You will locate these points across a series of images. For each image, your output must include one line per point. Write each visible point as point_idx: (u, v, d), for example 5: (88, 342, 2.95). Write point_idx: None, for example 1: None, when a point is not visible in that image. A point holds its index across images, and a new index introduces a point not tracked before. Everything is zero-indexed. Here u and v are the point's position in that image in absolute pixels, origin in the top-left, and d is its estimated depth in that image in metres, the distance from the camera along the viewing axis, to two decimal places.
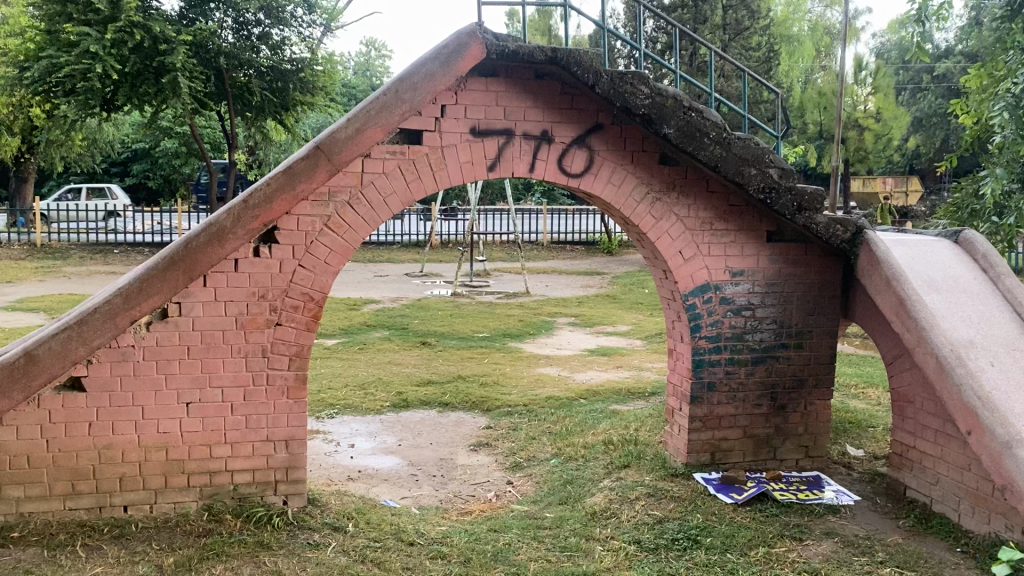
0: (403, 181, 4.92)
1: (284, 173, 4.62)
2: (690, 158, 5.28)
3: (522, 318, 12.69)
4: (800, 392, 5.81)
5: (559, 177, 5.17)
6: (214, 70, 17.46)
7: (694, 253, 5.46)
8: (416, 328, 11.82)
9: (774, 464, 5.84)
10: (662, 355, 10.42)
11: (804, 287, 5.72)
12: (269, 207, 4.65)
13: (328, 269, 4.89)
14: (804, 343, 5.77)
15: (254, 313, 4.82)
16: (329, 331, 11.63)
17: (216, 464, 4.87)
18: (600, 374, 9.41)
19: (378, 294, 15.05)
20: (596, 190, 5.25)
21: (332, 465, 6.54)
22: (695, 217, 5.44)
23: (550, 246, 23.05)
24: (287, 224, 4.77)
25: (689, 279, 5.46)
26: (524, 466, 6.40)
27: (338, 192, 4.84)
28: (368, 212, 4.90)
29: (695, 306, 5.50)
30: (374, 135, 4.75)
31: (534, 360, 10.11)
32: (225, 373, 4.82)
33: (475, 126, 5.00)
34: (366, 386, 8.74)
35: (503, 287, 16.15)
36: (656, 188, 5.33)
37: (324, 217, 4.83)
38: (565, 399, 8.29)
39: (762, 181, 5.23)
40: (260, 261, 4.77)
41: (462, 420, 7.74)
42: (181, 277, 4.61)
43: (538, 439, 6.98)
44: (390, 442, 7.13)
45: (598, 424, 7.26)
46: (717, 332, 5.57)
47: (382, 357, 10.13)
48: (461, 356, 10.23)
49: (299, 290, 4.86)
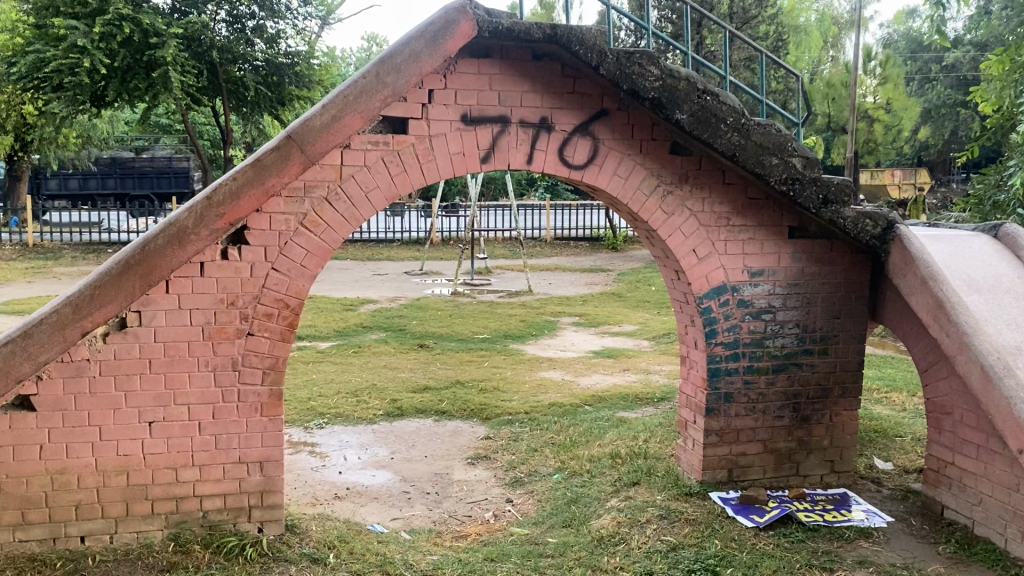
0: (387, 175, 4.44)
1: (252, 165, 4.14)
2: (704, 147, 4.79)
3: (524, 318, 12.21)
4: (824, 402, 5.34)
5: (559, 169, 4.68)
6: (207, 64, 16.94)
7: (708, 251, 4.97)
8: (413, 330, 11.34)
9: (797, 481, 5.36)
10: (671, 357, 9.92)
11: (829, 288, 5.23)
12: (236, 204, 4.18)
13: (304, 272, 4.42)
14: (828, 348, 5.29)
15: (222, 322, 4.35)
16: (323, 333, 11.16)
17: (182, 489, 4.40)
18: (607, 379, 8.92)
19: (376, 293, 14.58)
20: (601, 184, 4.76)
21: (318, 482, 6.07)
22: (711, 212, 4.96)
23: (553, 242, 22.57)
24: (257, 223, 4.30)
25: (704, 280, 4.97)
26: (525, 482, 5.92)
27: (314, 187, 4.35)
28: (348, 210, 4.42)
29: (711, 310, 5.01)
30: (353, 123, 4.27)
31: (536, 363, 9.63)
32: (192, 389, 4.35)
33: (466, 112, 4.52)
34: (359, 393, 8.27)
35: (505, 286, 15.68)
36: (667, 180, 4.84)
37: (298, 215, 4.35)
38: (569, 406, 7.81)
39: (784, 172, 4.75)
40: (228, 264, 4.30)
41: (460, 430, 7.27)
42: (138, 283, 4.14)
43: (540, 451, 6.51)
44: (382, 454, 6.66)
45: (604, 434, 6.78)
46: (734, 338, 5.09)
47: (377, 361, 9.67)
48: (460, 360, 9.75)
49: (272, 296, 4.39)
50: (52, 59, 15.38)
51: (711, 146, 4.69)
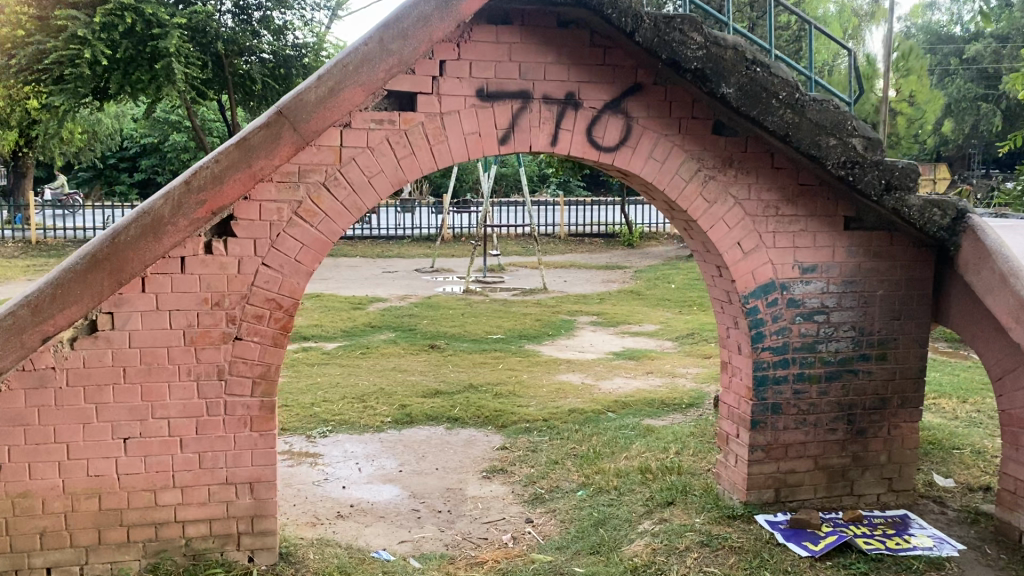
0: (392, 158, 3.90)
1: (237, 145, 3.61)
2: (752, 127, 4.24)
3: (539, 317, 11.67)
4: (882, 413, 4.77)
5: (588, 152, 4.13)
6: (213, 56, 16.41)
7: (754, 245, 4.42)
8: (424, 330, 10.81)
9: (851, 501, 4.79)
10: (697, 359, 9.34)
11: (888, 286, 4.66)
12: (220, 191, 3.66)
13: (299, 269, 3.89)
14: (887, 354, 4.73)
15: (205, 326, 3.82)
16: (329, 333, 10.65)
17: (162, 514, 3.88)
18: (630, 382, 8.37)
19: (385, 291, 14.07)
20: (636, 168, 4.20)
21: (318, 499, 5.54)
22: (758, 201, 4.41)
23: (567, 239, 22.03)
24: (244, 212, 3.78)
25: (750, 277, 4.43)
26: (546, 500, 5.38)
27: (310, 171, 3.83)
28: (348, 197, 3.88)
29: (758, 311, 4.47)
30: (353, 97, 3.74)
31: (553, 366, 9.08)
32: (172, 402, 3.83)
33: (483, 87, 3.97)
34: (366, 398, 7.74)
35: (518, 283, 15.15)
36: (709, 164, 4.29)
37: (292, 203, 3.82)
38: (590, 413, 7.26)
39: (843, 154, 4.19)
40: (212, 259, 3.78)
41: (474, 439, 6.73)
42: (107, 280, 3.62)
43: (561, 464, 5.97)
44: (390, 467, 6.13)
45: (631, 445, 6.23)
46: (783, 342, 4.55)
47: (385, 363, 9.15)
48: (473, 361, 9.20)
49: (262, 294, 3.86)
50: (53, 50, 14.92)
51: (761, 126, 4.13)
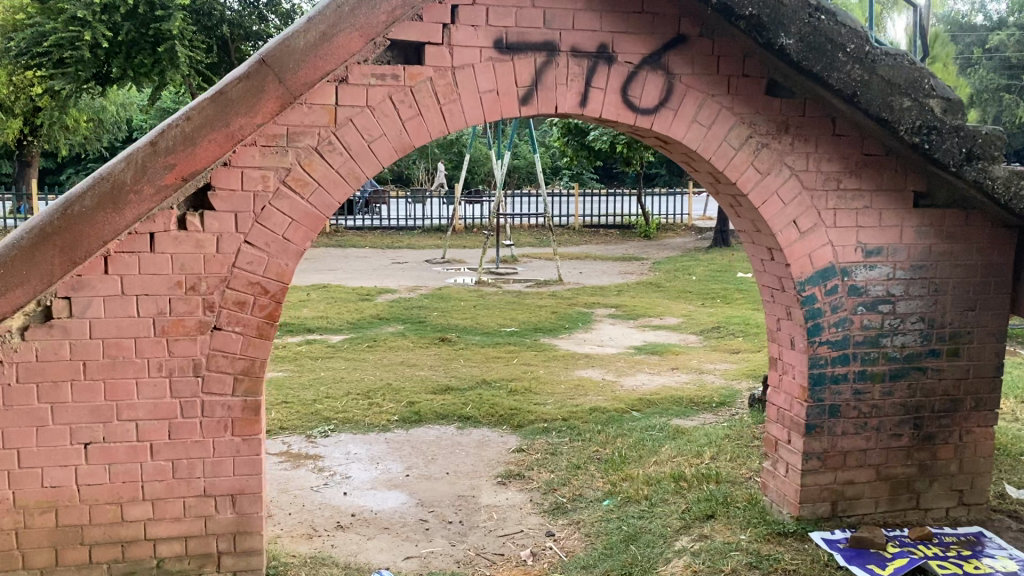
0: (396, 118, 3.35)
1: (213, 100, 3.10)
2: (812, 86, 3.67)
3: (555, 309, 11.12)
4: (953, 417, 4.19)
5: (623, 114, 3.57)
6: (218, 40, 15.84)
7: (812, 224, 3.86)
8: (434, 322, 10.27)
9: (917, 516, 4.22)
10: (725, 354, 8.75)
11: (962, 272, 4.08)
12: (193, 154, 3.14)
13: (288, 249, 3.35)
14: (960, 349, 4.15)
15: (178, 313, 3.29)
16: (335, 325, 10.13)
17: (130, 530, 3.36)
18: (654, 379, 7.81)
19: (395, 283, 13.53)
20: (679, 134, 3.64)
21: (316, 507, 5.01)
22: (816, 173, 3.84)
23: (582, 231, 21.46)
24: (223, 180, 3.24)
25: (807, 261, 3.87)
26: (569, 510, 4.82)
27: (300, 134, 3.28)
28: (344, 164, 3.33)
29: (815, 300, 3.91)
30: (349, 45, 3.22)
31: (571, 360, 8.52)
32: (140, 402, 3.30)
33: (502, 37, 3.41)
34: (371, 394, 7.22)
35: (532, 275, 14.58)
36: (760, 129, 3.73)
37: (278, 170, 3.29)
38: (614, 412, 6.70)
39: (918, 117, 3.61)
40: (184, 234, 3.24)
41: (487, 440, 6.19)
42: (62, 258, 3.10)
43: (584, 469, 5.41)
44: (396, 471, 5.59)
45: (660, 449, 5.68)
46: (843, 335, 3.98)
47: (393, 357, 8.60)
48: (486, 356, 8.65)
49: (245, 278, 3.32)
50: (52, 32, 14.40)
51: (824, 85, 3.56)
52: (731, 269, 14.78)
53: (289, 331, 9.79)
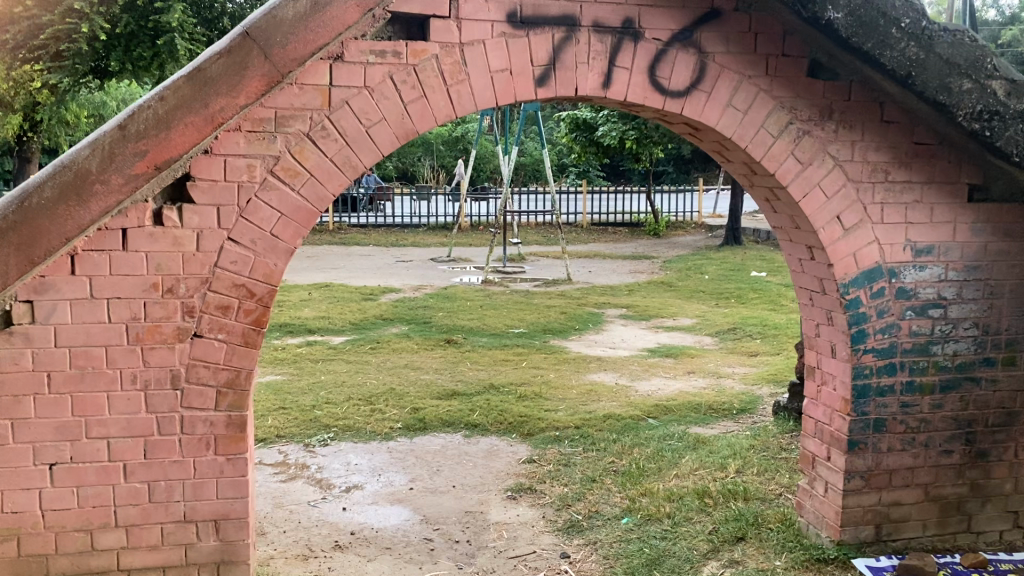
0: (397, 101, 3.00)
1: (190, 78, 2.76)
2: (860, 66, 3.31)
3: (564, 309, 10.76)
4: (1008, 432, 3.82)
5: (650, 96, 3.21)
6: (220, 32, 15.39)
7: (857, 220, 3.49)
8: (440, 323, 9.91)
9: (968, 540, 3.85)
10: (743, 357, 8.39)
11: (1019, 273, 3.72)
12: (168, 140, 2.81)
13: (277, 247, 2.99)
14: (1016, 357, 3.78)
15: (153, 319, 2.94)
16: (337, 326, 9.78)
17: (101, 560, 3.02)
18: (669, 384, 7.44)
19: (399, 282, 13.18)
20: (711, 118, 3.28)
21: (313, 524, 4.67)
22: (862, 164, 3.47)
23: (589, 229, 21.09)
24: (204, 169, 2.90)
25: (851, 261, 3.51)
26: (585, 529, 4.47)
27: (289, 118, 2.93)
28: (340, 153, 2.98)
29: (860, 303, 3.55)
30: (345, 16, 2.88)
31: (582, 364, 8.15)
32: (112, 417, 2.96)
33: (516, 10, 3.06)
34: (374, 399, 6.87)
35: (540, 273, 14.22)
36: (801, 114, 3.37)
37: (266, 159, 2.94)
38: (628, 419, 6.34)
39: (978, 101, 3.25)
40: (161, 230, 2.90)
41: (496, 449, 5.84)
42: (19, 257, 2.75)
43: (599, 483, 5.05)
44: (399, 484, 5.24)
45: (681, 460, 5.32)
46: (890, 342, 3.62)
47: (397, 360, 8.26)
48: (494, 359, 8.30)
49: (229, 279, 2.97)
50: (49, 24, 14.04)
51: (873, 64, 3.20)
52: (743, 268, 14.40)
53: (289, 332, 9.45)
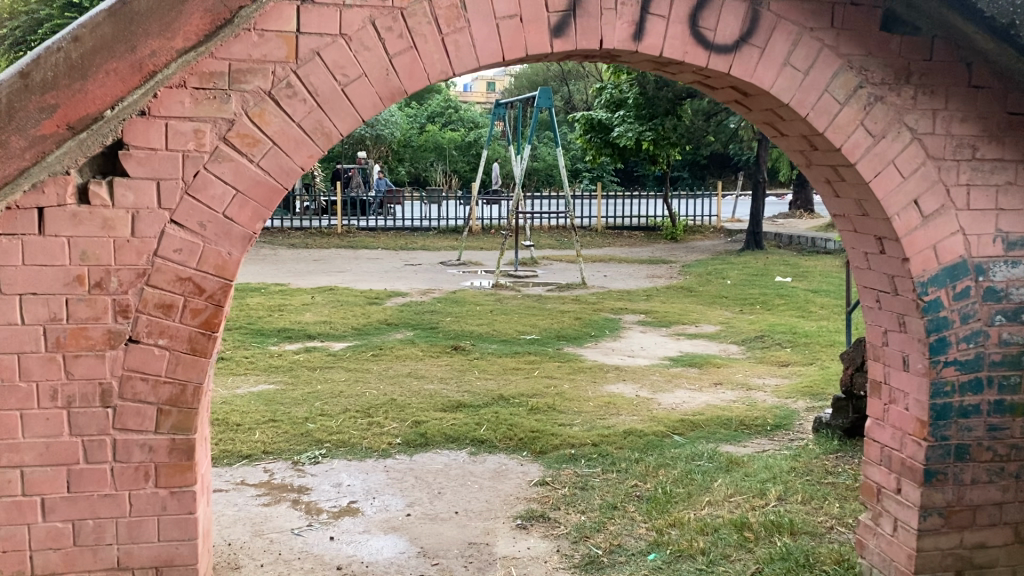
0: (380, 53, 2.43)
1: (112, 15, 2.25)
2: (947, 16, 2.72)
3: (579, 315, 10.16)
4: None
5: (686, 51, 2.64)
6: None
7: (939, 205, 2.89)
8: (447, 328, 9.35)
9: None
10: (773, 367, 7.77)
11: None
12: (89, 94, 2.27)
13: (231, 232, 2.43)
14: None
15: (78, 321, 2.38)
16: (338, 332, 9.20)
17: None
18: (695, 396, 6.84)
19: (406, 286, 12.62)
20: (764, 80, 2.69)
21: (294, 557, 4.09)
22: (946, 138, 2.87)
23: (604, 233, 20.49)
24: (139, 136, 2.34)
25: (932, 255, 2.91)
26: (606, 565, 3.88)
27: (245, 71, 2.37)
28: (309, 118, 2.42)
29: (940, 307, 2.95)
30: None
31: (599, 373, 7.55)
32: (26, 442, 2.40)
33: None
34: (372, 411, 6.30)
35: (553, 277, 13.63)
36: (872, 76, 2.78)
37: (217, 124, 2.38)
38: (652, 436, 5.74)
39: None
40: (87, 210, 2.35)
41: (504, 470, 5.24)
42: None
43: (622, 511, 4.45)
44: (396, 509, 4.66)
45: (713, 485, 4.72)
46: (976, 354, 3.01)
47: (400, 368, 7.70)
48: (504, 367, 7.70)
49: (171, 272, 2.41)
50: (48, 19, 13.64)
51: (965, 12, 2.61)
52: (767, 273, 13.77)
53: (287, 338, 8.89)
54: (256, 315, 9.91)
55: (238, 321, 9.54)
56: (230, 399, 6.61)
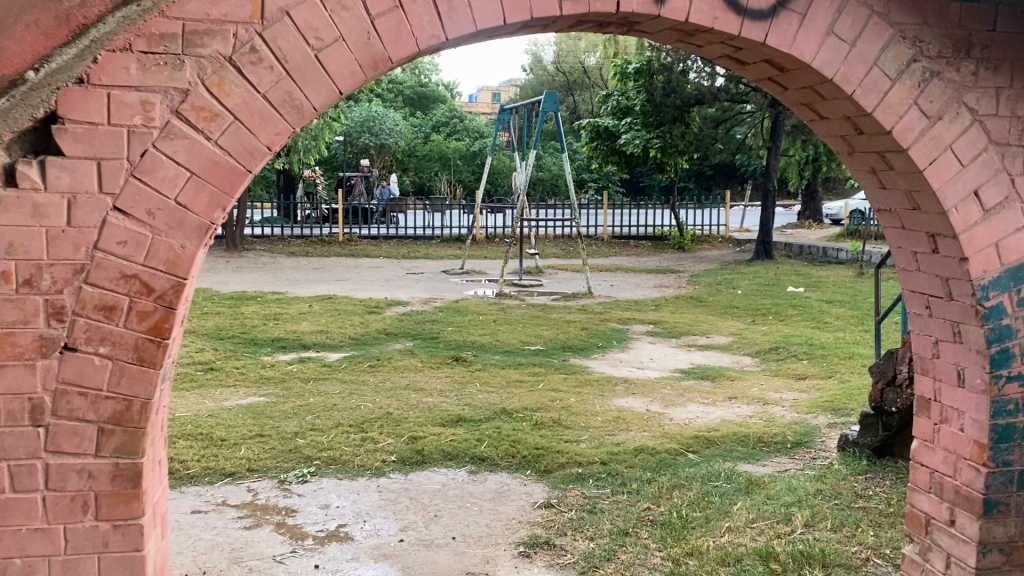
0: (361, 13, 2.09)
1: None
2: None
3: (585, 325, 9.80)
4: None
5: (716, 16, 2.29)
6: None
7: (1002, 198, 2.53)
8: (449, 338, 8.99)
9: None
10: (791, 381, 7.39)
11: None
12: None
13: (185, 221, 2.08)
14: None
15: (3, 325, 2.03)
16: (335, 342, 8.84)
17: None
18: (709, 411, 6.46)
19: (407, 295, 12.27)
20: (804, 51, 2.34)
21: None
22: (1009, 120, 2.52)
23: (610, 242, 20.14)
24: (76, 108, 2.00)
25: (994, 255, 2.55)
26: None
27: (202, 33, 2.04)
28: (277, 89, 2.07)
29: (1003, 313, 2.59)
30: None
31: (608, 387, 7.17)
32: None
33: None
34: (366, 426, 5.93)
35: (558, 287, 13.27)
36: (928, 48, 2.43)
37: (168, 95, 2.03)
38: (665, 454, 5.36)
39: None
40: (15, 194, 2.00)
41: (506, 490, 4.87)
42: None
43: (634, 537, 4.08)
44: (388, 534, 4.29)
45: (732, 508, 4.35)
46: None
47: (398, 379, 7.34)
48: (506, 380, 7.33)
49: (114, 268, 2.05)
50: None
51: None
52: (779, 283, 13.40)
53: (282, 348, 8.54)
54: (251, 324, 9.58)
55: (231, 330, 9.21)
56: (218, 412, 6.26)
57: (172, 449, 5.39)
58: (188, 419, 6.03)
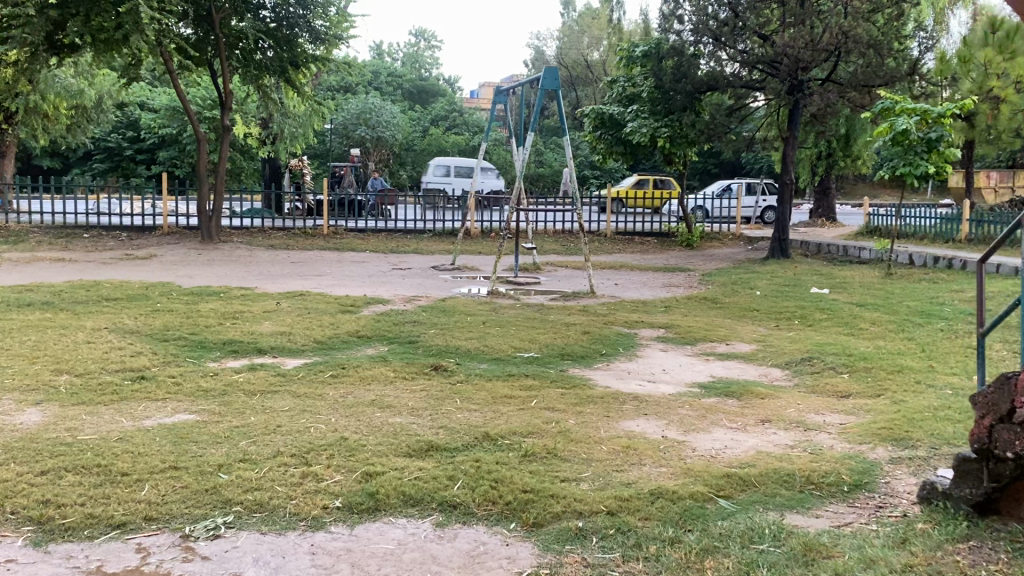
0: None
1: None
2: None
3: (587, 329, 8.58)
4: None
5: None
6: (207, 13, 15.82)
7: None
8: (429, 343, 7.77)
9: None
10: (833, 401, 6.16)
11: None
12: None
13: None
14: None
15: None
16: (295, 345, 7.61)
17: None
18: (739, 439, 5.23)
19: (390, 292, 11.07)
20: None
21: None
22: None
23: (614, 239, 19.01)
24: None
25: None
26: None
27: None
28: None
29: None
30: None
31: (614, 405, 5.94)
32: None
33: None
34: (311, 456, 4.70)
35: (557, 285, 12.09)
36: None
37: None
38: (689, 501, 4.14)
39: None
40: None
41: (483, 553, 3.64)
42: None
43: None
44: None
45: None
46: None
47: (362, 393, 6.11)
48: (492, 396, 6.09)
49: None
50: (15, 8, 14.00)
51: None
52: (799, 284, 12.20)
53: (233, 352, 7.33)
54: (204, 324, 8.36)
55: (179, 330, 8.00)
56: (132, 434, 5.06)
57: (55, 487, 4.16)
58: (91, 444, 4.82)
